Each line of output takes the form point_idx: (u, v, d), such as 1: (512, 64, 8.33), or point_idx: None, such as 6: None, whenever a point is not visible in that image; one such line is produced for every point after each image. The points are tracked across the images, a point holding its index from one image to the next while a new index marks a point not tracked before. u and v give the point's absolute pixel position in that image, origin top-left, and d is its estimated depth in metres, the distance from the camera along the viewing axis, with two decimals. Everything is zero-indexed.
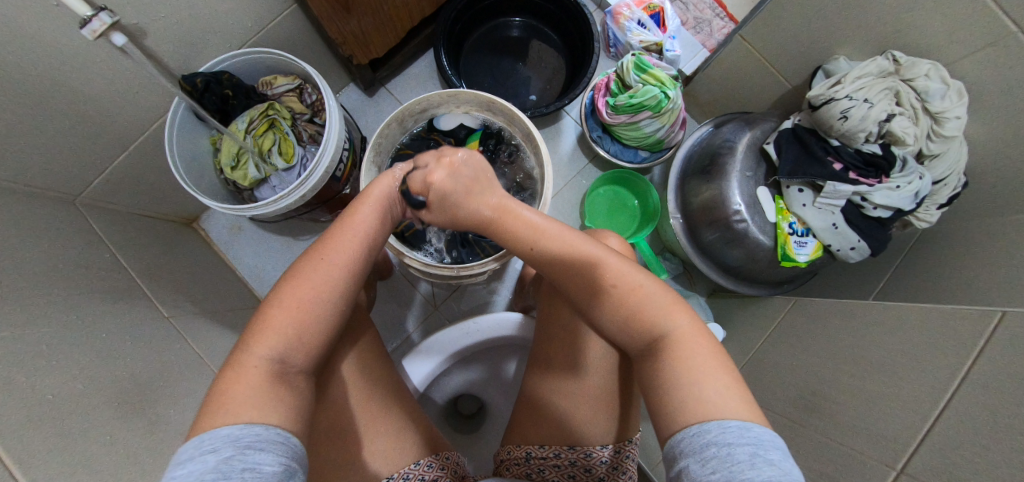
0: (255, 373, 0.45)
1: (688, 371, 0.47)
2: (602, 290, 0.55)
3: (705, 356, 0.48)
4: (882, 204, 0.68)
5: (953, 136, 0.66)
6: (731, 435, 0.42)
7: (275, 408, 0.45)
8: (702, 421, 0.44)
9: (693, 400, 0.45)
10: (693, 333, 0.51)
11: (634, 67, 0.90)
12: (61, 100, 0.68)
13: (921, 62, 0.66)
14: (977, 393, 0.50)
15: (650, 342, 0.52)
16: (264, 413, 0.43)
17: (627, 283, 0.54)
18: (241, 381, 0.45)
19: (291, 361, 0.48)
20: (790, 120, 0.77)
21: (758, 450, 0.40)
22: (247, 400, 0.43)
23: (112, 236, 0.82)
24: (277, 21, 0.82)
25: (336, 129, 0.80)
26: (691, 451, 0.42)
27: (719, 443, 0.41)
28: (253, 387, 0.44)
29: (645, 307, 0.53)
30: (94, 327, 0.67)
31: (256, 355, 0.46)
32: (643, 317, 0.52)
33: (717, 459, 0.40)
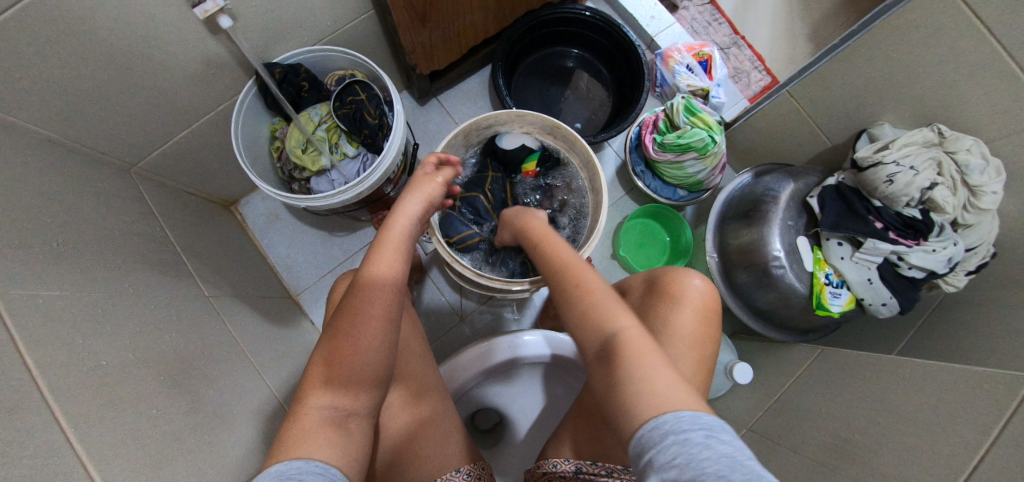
0: (313, 419, 0.49)
1: (643, 376, 0.46)
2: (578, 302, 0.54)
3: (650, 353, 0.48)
4: (918, 265, 0.71)
5: (987, 210, 0.70)
6: (685, 423, 0.41)
7: (326, 444, 0.48)
8: (658, 413, 0.43)
9: (643, 402, 0.44)
10: (637, 336, 0.49)
11: (684, 109, 0.94)
12: (144, 73, 0.70)
13: (965, 137, 0.70)
14: (1013, 453, 0.52)
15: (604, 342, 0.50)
16: (314, 448, 0.46)
17: (591, 290, 0.55)
18: (300, 426, 0.48)
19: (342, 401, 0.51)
20: (833, 178, 0.81)
21: (711, 432, 0.40)
22: (304, 440, 0.47)
23: (161, 210, 0.82)
24: (353, 24, 0.85)
25: (401, 133, 0.82)
26: (651, 443, 0.41)
27: (676, 432, 0.41)
28: (312, 427, 0.48)
29: (596, 311, 0.52)
30: (142, 297, 0.66)
31: (311, 404, 0.50)
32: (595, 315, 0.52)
33: (676, 447, 0.40)
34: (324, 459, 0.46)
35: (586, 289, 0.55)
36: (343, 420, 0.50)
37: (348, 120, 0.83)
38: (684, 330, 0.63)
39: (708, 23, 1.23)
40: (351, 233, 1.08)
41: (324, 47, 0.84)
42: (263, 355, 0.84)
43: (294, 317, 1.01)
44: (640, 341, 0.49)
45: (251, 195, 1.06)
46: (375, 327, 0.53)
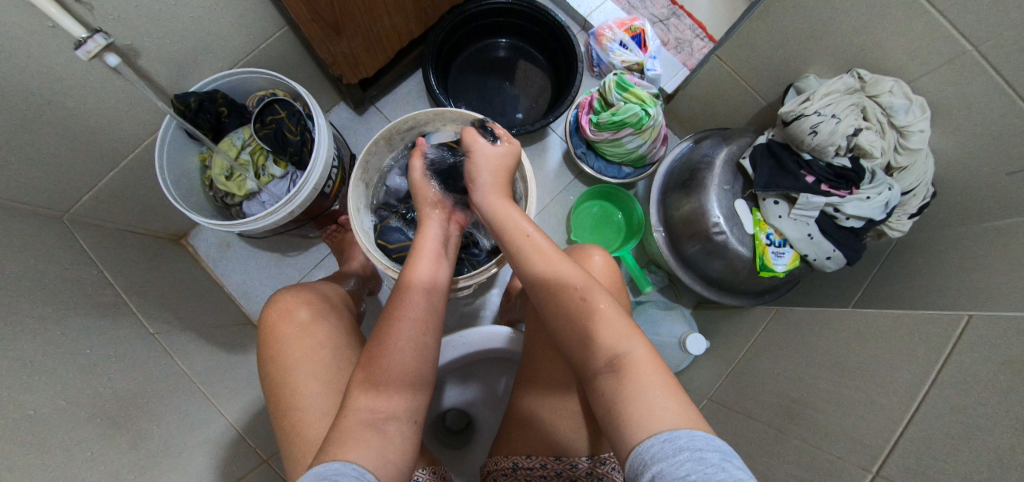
0: (356, 420, 0.51)
1: (639, 395, 0.48)
2: (566, 317, 0.56)
3: (651, 380, 0.49)
4: (854, 214, 0.70)
5: (919, 149, 0.69)
6: (700, 442, 0.43)
7: (370, 447, 0.49)
8: (672, 428, 0.44)
9: (642, 420, 0.46)
10: (648, 357, 0.51)
11: (616, 86, 0.93)
12: (53, 118, 0.69)
13: (884, 79, 0.69)
14: (947, 394, 0.51)
15: (607, 361, 0.52)
16: (360, 453, 0.48)
17: (582, 298, 0.56)
18: (345, 427, 0.50)
19: (379, 409, 0.52)
20: (765, 135, 0.79)
21: (726, 456, 0.42)
22: (347, 446, 0.48)
23: (99, 251, 0.82)
24: (268, 42, 0.84)
25: (325, 147, 0.82)
26: (662, 456, 0.43)
27: (691, 448, 0.42)
28: (356, 429, 0.50)
29: (604, 327, 0.54)
30: (80, 341, 0.66)
31: (354, 403, 0.52)
32: (599, 336, 0.54)
33: (691, 462, 0.41)
34: (364, 464, 0.47)
35: (577, 294, 0.57)
36: (381, 422, 0.51)
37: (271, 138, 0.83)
38: None
39: None
40: (305, 251, 1.08)
41: (239, 69, 0.84)
42: (219, 384, 0.84)
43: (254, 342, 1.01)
44: (648, 363, 0.51)
45: (199, 226, 1.06)
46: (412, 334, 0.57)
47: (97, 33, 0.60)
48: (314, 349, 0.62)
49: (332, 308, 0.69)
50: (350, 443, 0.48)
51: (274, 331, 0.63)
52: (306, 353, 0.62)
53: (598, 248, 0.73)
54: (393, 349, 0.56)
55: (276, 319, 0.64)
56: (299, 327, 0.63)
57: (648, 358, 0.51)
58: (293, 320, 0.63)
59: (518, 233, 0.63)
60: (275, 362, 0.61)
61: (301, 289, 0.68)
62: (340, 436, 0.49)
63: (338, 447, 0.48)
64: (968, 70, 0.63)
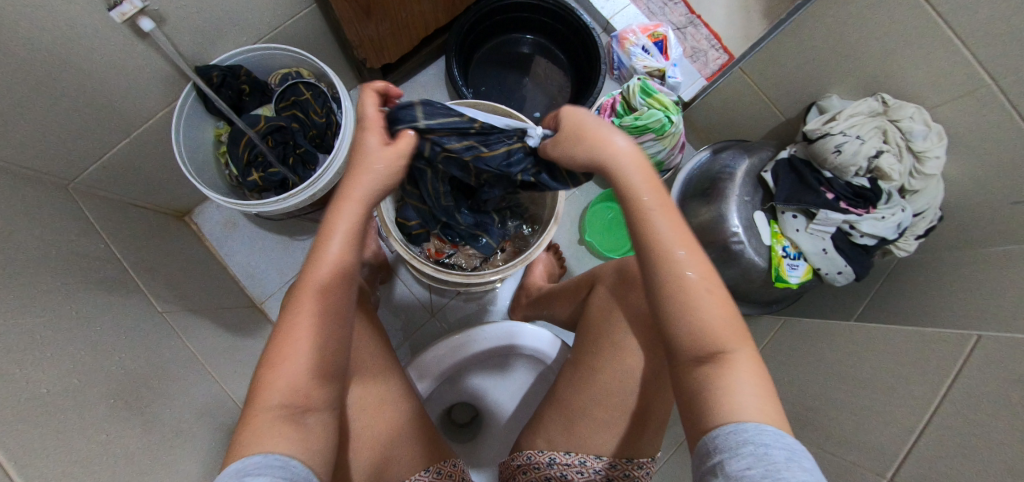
0: (268, 416, 0.44)
1: (725, 389, 0.45)
2: (672, 300, 0.48)
3: (761, 387, 0.45)
4: (869, 232, 0.73)
5: (931, 175, 0.73)
6: (767, 437, 0.41)
7: (293, 437, 0.44)
8: (737, 421, 0.43)
9: (727, 411, 0.44)
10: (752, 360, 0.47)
11: (640, 90, 0.94)
12: (70, 81, 0.66)
13: (907, 105, 0.72)
14: (957, 407, 0.54)
15: (708, 355, 0.47)
16: (278, 441, 0.43)
17: (708, 289, 0.48)
18: (256, 426, 0.43)
19: (304, 399, 0.46)
20: (786, 151, 0.82)
21: (794, 455, 0.39)
22: (263, 435, 0.43)
23: (105, 224, 0.78)
24: (295, 19, 0.82)
25: (350, 131, 0.80)
26: (724, 447, 0.42)
27: (756, 442, 0.40)
28: (270, 426, 0.43)
29: (722, 323, 0.47)
30: (89, 317, 0.64)
31: (264, 398, 0.45)
32: (715, 330, 0.47)
33: (753, 456, 0.40)
34: (287, 451, 0.42)
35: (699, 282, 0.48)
36: (305, 412, 0.46)
37: (276, 131, 0.81)
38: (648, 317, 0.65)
39: (663, 4, 1.22)
40: (313, 236, 1.06)
41: (263, 45, 0.81)
42: (223, 367, 0.82)
43: (259, 326, 0.98)
44: (752, 365, 0.47)
45: (205, 204, 1.03)
46: (342, 294, 0.49)
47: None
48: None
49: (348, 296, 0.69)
50: (272, 432, 0.43)
51: None
52: None
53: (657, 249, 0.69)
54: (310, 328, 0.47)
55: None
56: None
57: (753, 362, 0.47)
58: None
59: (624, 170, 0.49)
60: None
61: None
62: (251, 424, 0.44)
63: (255, 437, 0.42)
64: (986, 103, 0.67)
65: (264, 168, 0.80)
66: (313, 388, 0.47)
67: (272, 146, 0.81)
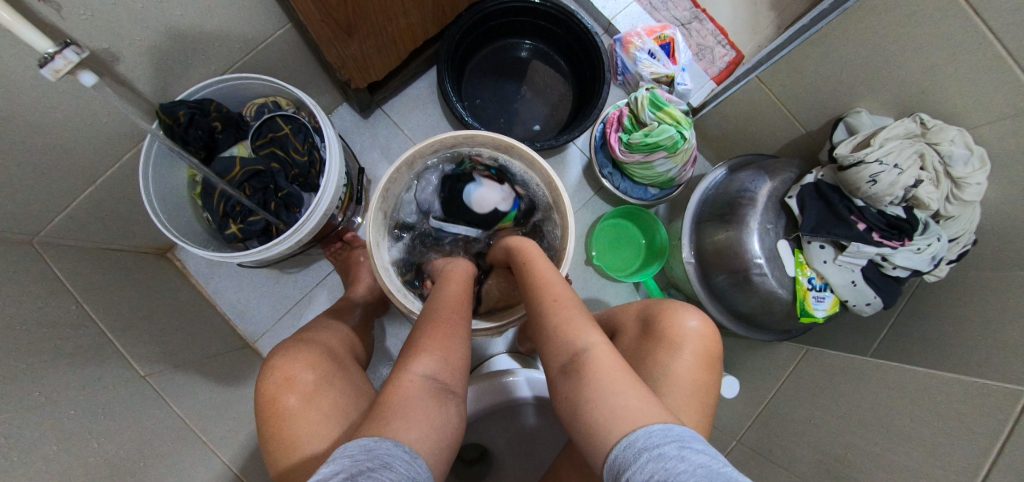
0: (413, 386, 0.48)
1: (597, 388, 0.48)
2: (541, 323, 0.57)
3: (616, 370, 0.49)
4: (903, 265, 0.68)
5: (971, 202, 0.67)
6: (657, 437, 0.42)
7: (418, 420, 0.46)
8: (630, 430, 0.43)
9: (606, 415, 0.46)
10: (605, 349, 0.51)
11: (649, 103, 0.87)
12: (16, 134, 0.58)
13: (949, 127, 0.66)
14: (1014, 475, 0.50)
15: (572, 358, 0.53)
16: (410, 426, 0.45)
17: (554, 302, 0.58)
18: (400, 394, 0.47)
19: (440, 380, 0.51)
20: (811, 174, 0.75)
21: (683, 443, 0.41)
22: (403, 415, 0.45)
23: (75, 280, 0.71)
24: (268, 42, 0.74)
25: (337, 169, 0.73)
26: (629, 462, 0.41)
27: (648, 447, 0.41)
28: (415, 395, 0.48)
29: (564, 324, 0.55)
30: (63, 398, 0.58)
31: (413, 368, 0.50)
32: (564, 331, 0.55)
33: (652, 463, 0.40)
34: (415, 444, 0.43)
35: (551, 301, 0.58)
36: (442, 395, 0.50)
37: (254, 176, 0.72)
38: (687, 379, 0.59)
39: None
40: (304, 268, 0.99)
41: (235, 74, 0.73)
42: (215, 425, 0.76)
43: (251, 369, 0.92)
44: (608, 353, 0.51)
45: None
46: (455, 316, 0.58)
47: (67, 47, 0.48)
48: (323, 422, 0.55)
49: (335, 363, 0.63)
50: (413, 407, 0.46)
51: (274, 403, 0.56)
52: (314, 427, 0.55)
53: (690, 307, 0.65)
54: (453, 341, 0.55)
55: (276, 391, 0.56)
56: (304, 398, 0.56)
57: (609, 348, 0.52)
58: (295, 389, 0.56)
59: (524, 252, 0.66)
60: (283, 445, 0.54)
61: (300, 348, 0.61)
62: (392, 395, 0.48)
63: (393, 414, 0.45)
64: None
65: (243, 217, 0.72)
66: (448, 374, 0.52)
67: (251, 192, 0.72)
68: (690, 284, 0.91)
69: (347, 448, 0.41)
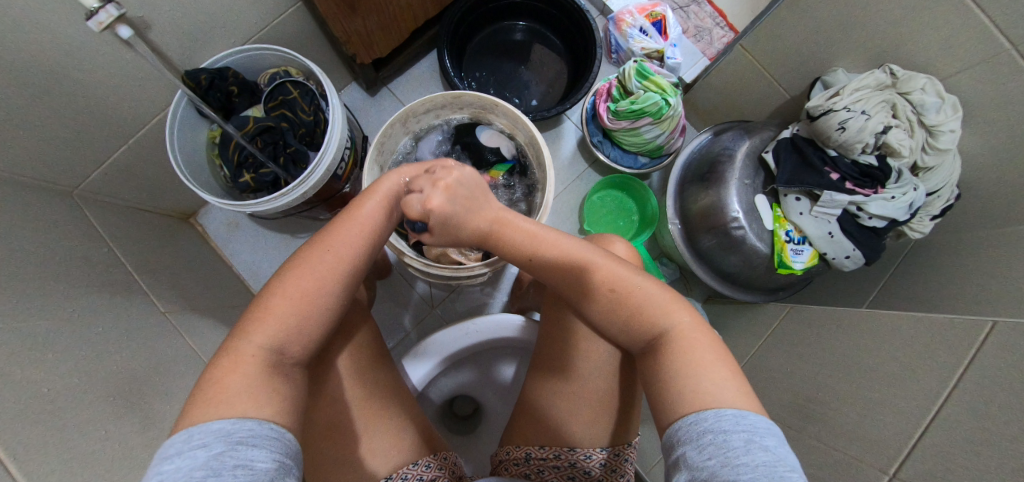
0: (251, 360, 0.46)
1: (686, 365, 0.47)
2: (601, 297, 0.55)
3: (704, 349, 0.49)
4: (878, 214, 0.69)
5: (947, 150, 0.68)
6: (726, 423, 0.42)
7: (268, 401, 0.45)
8: (699, 411, 0.44)
9: (692, 390, 0.46)
10: (694, 328, 0.51)
11: (636, 73, 0.91)
12: (63, 92, 0.67)
13: (918, 76, 0.67)
14: (969, 401, 0.51)
15: (653, 338, 0.52)
16: (258, 407, 0.44)
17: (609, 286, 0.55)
18: (234, 367, 0.45)
19: (287, 352, 0.49)
20: (789, 130, 0.78)
21: (753, 437, 0.41)
22: (242, 392, 0.44)
23: (109, 228, 0.81)
24: (281, 18, 0.82)
25: (339, 127, 0.80)
26: (688, 439, 0.43)
27: (715, 431, 0.42)
28: (250, 370, 0.46)
29: (646, 305, 0.53)
30: (93, 322, 0.66)
31: (253, 343, 0.47)
32: (645, 315, 0.53)
33: (713, 447, 0.41)
34: (263, 416, 0.43)
35: (603, 279, 0.55)
36: (276, 369, 0.48)
37: (266, 132, 0.81)
38: None
39: None
40: (314, 233, 1.07)
41: (249, 45, 0.81)
42: None
43: None
44: (695, 333, 0.50)
45: (208, 205, 1.05)
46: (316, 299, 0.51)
47: (110, 3, 0.57)
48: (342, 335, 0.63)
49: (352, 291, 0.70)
50: (243, 387, 0.44)
51: None
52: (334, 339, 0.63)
53: (618, 236, 0.69)
54: (293, 301, 0.50)
55: None
56: None
57: (696, 328, 0.51)
58: None
59: (513, 228, 0.59)
60: None
61: None
62: (228, 372, 0.45)
63: (230, 391, 0.44)
64: (1004, 69, 0.61)
65: (255, 169, 0.82)
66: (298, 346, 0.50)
67: (263, 146, 0.82)
68: (677, 249, 0.92)
69: (194, 434, 0.40)
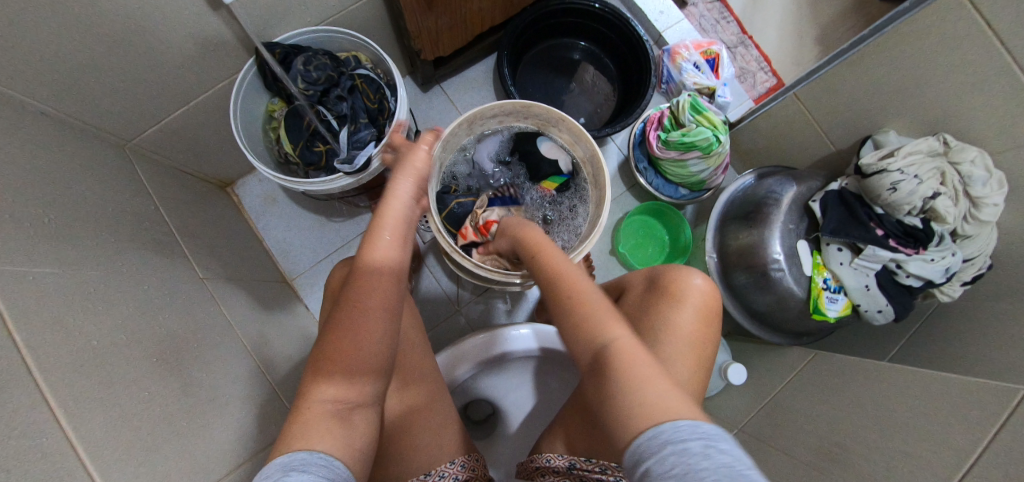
0: (318, 412, 0.47)
1: (626, 389, 0.46)
2: (572, 317, 0.55)
3: (645, 367, 0.47)
4: (916, 273, 0.72)
5: (987, 222, 0.70)
6: (684, 432, 0.40)
7: (333, 439, 0.47)
8: (658, 423, 0.42)
9: (645, 409, 0.44)
10: (629, 344, 0.49)
11: (690, 107, 0.93)
12: (140, 45, 0.67)
13: (969, 148, 0.70)
14: (999, 462, 0.53)
15: (594, 353, 0.51)
16: (323, 442, 0.46)
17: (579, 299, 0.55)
18: (302, 419, 0.47)
19: (343, 398, 0.49)
20: (836, 183, 0.82)
21: (709, 441, 0.39)
22: (305, 432, 0.46)
23: (155, 186, 0.80)
24: (358, 4, 0.83)
25: (403, 120, 0.81)
26: (650, 453, 0.41)
27: (675, 441, 0.40)
28: (315, 421, 0.47)
29: (587, 318, 0.53)
30: (138, 277, 0.65)
31: (313, 396, 0.48)
32: (586, 326, 0.52)
33: (675, 457, 0.39)
34: (326, 451, 0.45)
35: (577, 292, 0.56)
36: (346, 412, 0.49)
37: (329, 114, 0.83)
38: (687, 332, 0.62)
39: (716, 22, 1.21)
40: (349, 219, 1.07)
41: (326, 27, 0.82)
42: (255, 337, 0.83)
43: (288, 302, 1.00)
44: (632, 350, 0.49)
45: (247, 177, 1.05)
46: (375, 330, 0.50)
47: None
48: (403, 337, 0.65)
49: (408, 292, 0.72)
50: (313, 434, 0.46)
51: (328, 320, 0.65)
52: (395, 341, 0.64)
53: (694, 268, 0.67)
54: (351, 344, 0.49)
55: None
56: None
57: (632, 344, 0.49)
58: None
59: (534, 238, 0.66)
60: None
61: None
62: (297, 422, 0.47)
63: (301, 438, 0.46)
64: None
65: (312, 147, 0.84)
66: (355, 387, 0.50)
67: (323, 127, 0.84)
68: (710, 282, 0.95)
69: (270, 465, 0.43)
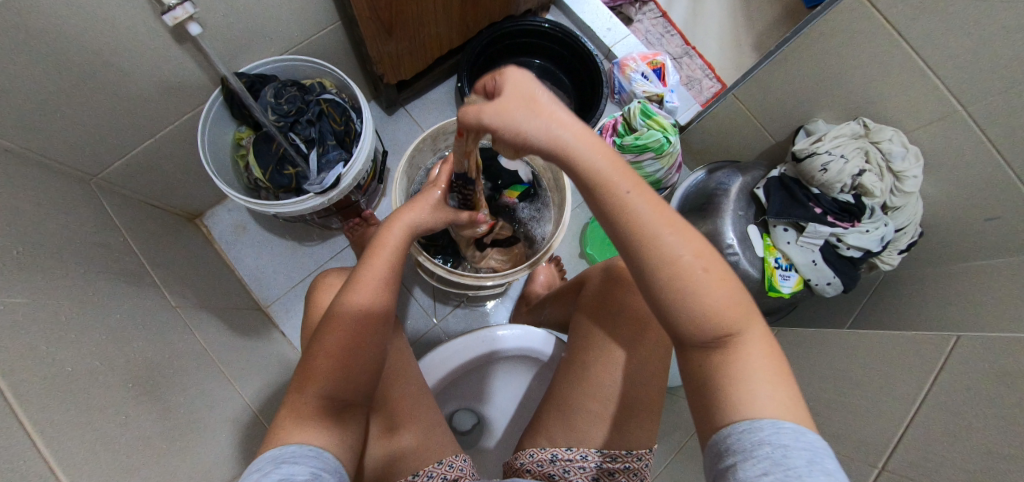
0: (303, 410, 0.49)
1: (737, 381, 0.44)
2: (677, 290, 0.43)
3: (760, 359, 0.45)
4: (855, 245, 0.78)
5: (911, 193, 0.78)
6: (786, 437, 0.40)
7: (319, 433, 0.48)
8: (753, 418, 0.42)
9: (745, 400, 0.43)
10: (761, 341, 0.46)
11: (640, 112, 1.00)
12: (105, 82, 0.69)
13: (886, 128, 0.78)
14: (939, 404, 0.58)
15: (717, 335, 0.45)
16: (309, 435, 0.47)
17: (704, 269, 0.43)
18: (289, 417, 0.48)
19: (337, 396, 0.51)
20: (777, 170, 0.89)
21: (814, 458, 0.39)
22: (297, 428, 0.47)
23: (123, 219, 0.81)
24: (319, 34, 0.87)
25: (369, 139, 0.85)
26: (741, 449, 0.41)
27: (774, 444, 0.40)
28: (304, 418, 0.48)
29: (731, 302, 0.44)
30: (110, 305, 0.65)
31: (305, 393, 0.49)
32: (724, 314, 0.44)
33: (769, 461, 0.39)
34: (315, 445, 0.46)
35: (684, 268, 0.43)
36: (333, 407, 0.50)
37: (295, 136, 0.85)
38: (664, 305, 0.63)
39: (661, 36, 1.30)
40: (322, 242, 1.09)
41: (289, 56, 0.86)
42: (232, 363, 0.83)
43: (264, 328, 1.00)
44: (756, 346, 0.45)
45: (216, 207, 1.06)
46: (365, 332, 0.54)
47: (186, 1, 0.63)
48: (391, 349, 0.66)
49: None
50: (303, 430, 0.47)
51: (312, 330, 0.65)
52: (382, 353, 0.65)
53: None
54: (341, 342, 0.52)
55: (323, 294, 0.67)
56: None
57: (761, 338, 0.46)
58: None
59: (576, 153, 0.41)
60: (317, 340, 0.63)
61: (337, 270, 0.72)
62: (288, 416, 0.48)
63: (288, 433, 0.47)
64: (957, 126, 0.72)
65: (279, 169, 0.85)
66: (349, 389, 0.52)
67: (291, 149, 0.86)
68: None
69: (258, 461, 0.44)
